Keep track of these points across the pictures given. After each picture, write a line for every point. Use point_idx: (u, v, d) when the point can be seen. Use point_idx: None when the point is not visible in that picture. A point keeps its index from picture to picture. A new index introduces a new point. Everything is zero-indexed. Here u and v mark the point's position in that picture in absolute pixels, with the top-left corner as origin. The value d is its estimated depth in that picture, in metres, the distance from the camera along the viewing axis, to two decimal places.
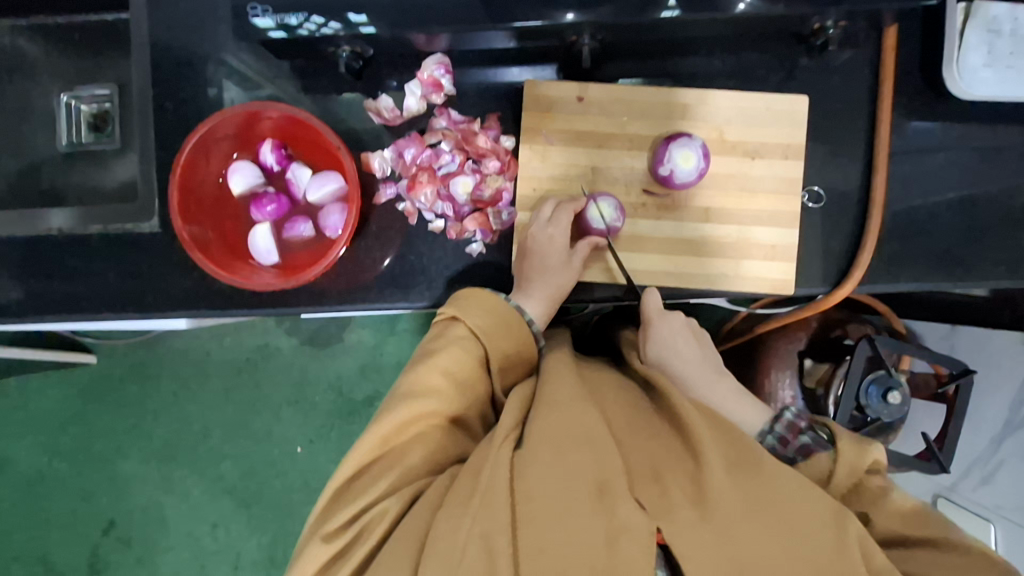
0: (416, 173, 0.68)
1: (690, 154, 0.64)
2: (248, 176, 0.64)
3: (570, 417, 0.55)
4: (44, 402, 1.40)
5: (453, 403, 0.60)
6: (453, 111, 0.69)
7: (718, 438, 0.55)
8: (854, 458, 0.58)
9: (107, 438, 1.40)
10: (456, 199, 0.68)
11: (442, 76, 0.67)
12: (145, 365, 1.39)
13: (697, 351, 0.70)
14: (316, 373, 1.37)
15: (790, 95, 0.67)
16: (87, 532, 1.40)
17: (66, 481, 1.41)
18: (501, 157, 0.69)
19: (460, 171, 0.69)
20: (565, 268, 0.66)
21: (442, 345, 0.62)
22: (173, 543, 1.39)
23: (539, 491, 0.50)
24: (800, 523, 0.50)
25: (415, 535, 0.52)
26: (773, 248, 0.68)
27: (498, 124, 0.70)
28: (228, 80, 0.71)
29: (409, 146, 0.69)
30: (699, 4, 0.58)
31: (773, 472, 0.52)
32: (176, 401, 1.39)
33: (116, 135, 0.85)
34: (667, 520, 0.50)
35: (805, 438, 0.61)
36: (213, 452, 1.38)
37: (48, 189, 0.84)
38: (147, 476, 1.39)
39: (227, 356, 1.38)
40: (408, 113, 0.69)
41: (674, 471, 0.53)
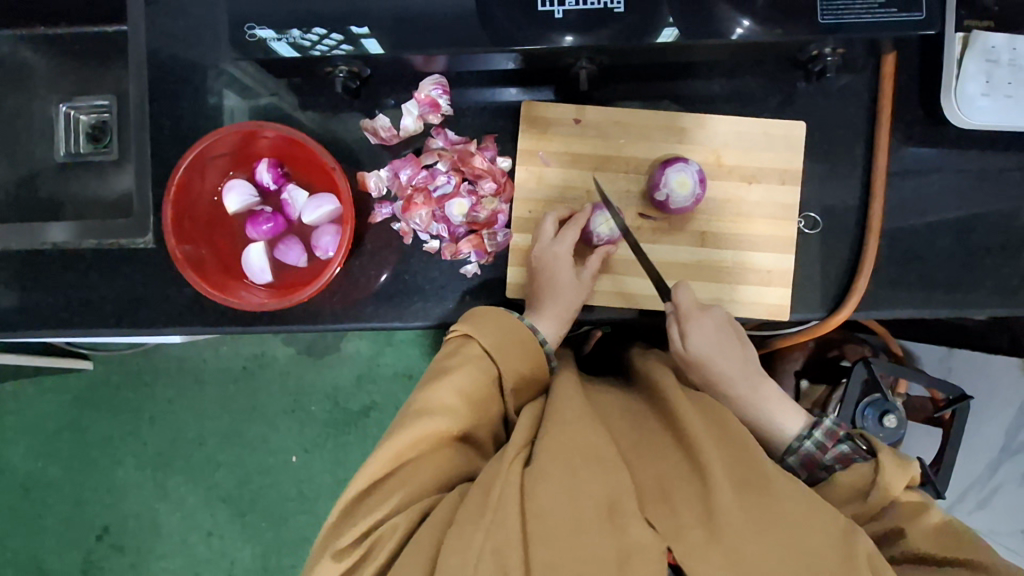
0: (411, 193, 0.68)
1: (686, 179, 0.64)
2: (244, 195, 0.64)
3: (580, 434, 0.54)
4: (38, 407, 1.40)
5: (466, 421, 0.60)
6: (449, 131, 0.69)
7: (727, 459, 0.54)
8: (899, 473, 0.59)
9: (102, 444, 1.39)
10: (452, 220, 0.68)
11: (439, 96, 0.67)
12: (141, 372, 1.38)
13: (736, 351, 0.65)
14: (313, 383, 1.36)
15: (787, 120, 0.67)
16: (80, 539, 1.40)
17: (60, 486, 1.40)
18: (497, 179, 0.68)
19: (455, 193, 0.68)
20: (579, 286, 0.66)
21: (456, 363, 0.61)
22: (167, 550, 1.39)
23: (549, 510, 0.50)
24: (812, 544, 0.50)
25: (426, 551, 0.51)
26: (770, 272, 0.68)
27: (495, 145, 0.69)
28: (230, 89, 0.71)
29: (405, 167, 0.68)
30: (699, 29, 0.60)
31: (782, 493, 0.52)
32: (172, 408, 1.38)
33: (115, 148, 0.85)
34: (677, 541, 0.50)
35: (844, 446, 0.63)
36: (207, 460, 1.38)
37: (46, 199, 0.84)
38: (141, 482, 1.39)
39: (224, 364, 1.37)
40: (405, 133, 0.68)
41: (684, 490, 0.53)
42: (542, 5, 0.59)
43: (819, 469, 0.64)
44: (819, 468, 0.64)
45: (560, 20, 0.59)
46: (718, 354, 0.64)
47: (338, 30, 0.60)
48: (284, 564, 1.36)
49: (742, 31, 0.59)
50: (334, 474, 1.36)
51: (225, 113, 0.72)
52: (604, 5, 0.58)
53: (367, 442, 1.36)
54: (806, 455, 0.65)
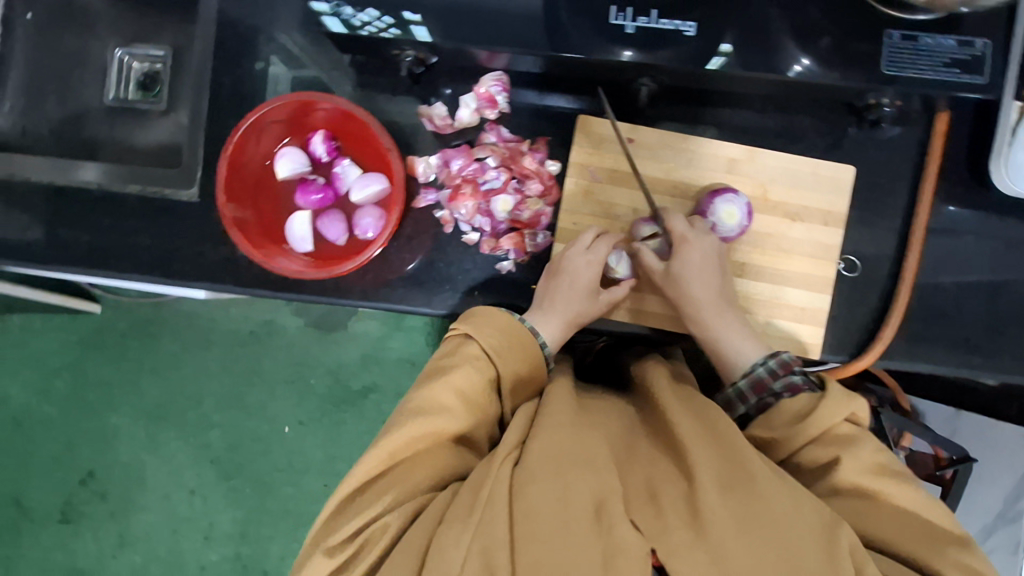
0: (460, 184, 0.69)
1: (734, 211, 0.66)
2: (296, 163, 0.65)
3: (570, 438, 0.58)
4: (42, 343, 1.40)
5: (464, 422, 0.61)
6: (503, 128, 0.70)
7: (715, 461, 0.56)
8: (841, 407, 0.58)
9: (100, 389, 1.40)
10: (495, 215, 0.69)
11: (498, 93, 0.68)
12: (151, 323, 1.40)
13: (716, 286, 0.66)
14: (317, 356, 1.39)
15: (837, 163, 0.68)
16: (64, 481, 1.41)
17: (52, 425, 1.41)
18: (544, 181, 0.69)
19: (503, 189, 0.69)
20: (592, 302, 0.67)
21: (454, 361, 0.63)
22: (150, 503, 1.40)
23: (535, 511, 0.53)
24: (795, 544, 0.52)
25: (419, 543, 0.54)
26: (803, 310, 0.68)
27: (546, 148, 0.70)
28: (276, 56, 0.72)
29: (456, 157, 0.69)
30: (755, 63, 0.61)
31: (765, 494, 0.54)
32: (176, 363, 1.40)
33: (165, 99, 0.87)
34: (662, 542, 0.52)
35: (796, 377, 0.62)
36: (203, 419, 1.40)
37: (90, 140, 0.86)
38: (133, 432, 1.40)
39: (233, 327, 1.39)
40: (459, 124, 0.69)
41: (669, 491, 0.55)
42: (614, 19, 0.60)
43: (766, 395, 0.63)
44: (766, 395, 0.63)
45: (628, 35, 0.60)
46: (698, 280, 0.65)
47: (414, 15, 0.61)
48: (262, 533, 1.38)
49: (800, 68, 0.61)
50: (325, 451, 1.38)
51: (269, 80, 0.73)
52: (676, 27, 0.59)
53: (362, 424, 1.37)
54: (760, 378, 0.63)
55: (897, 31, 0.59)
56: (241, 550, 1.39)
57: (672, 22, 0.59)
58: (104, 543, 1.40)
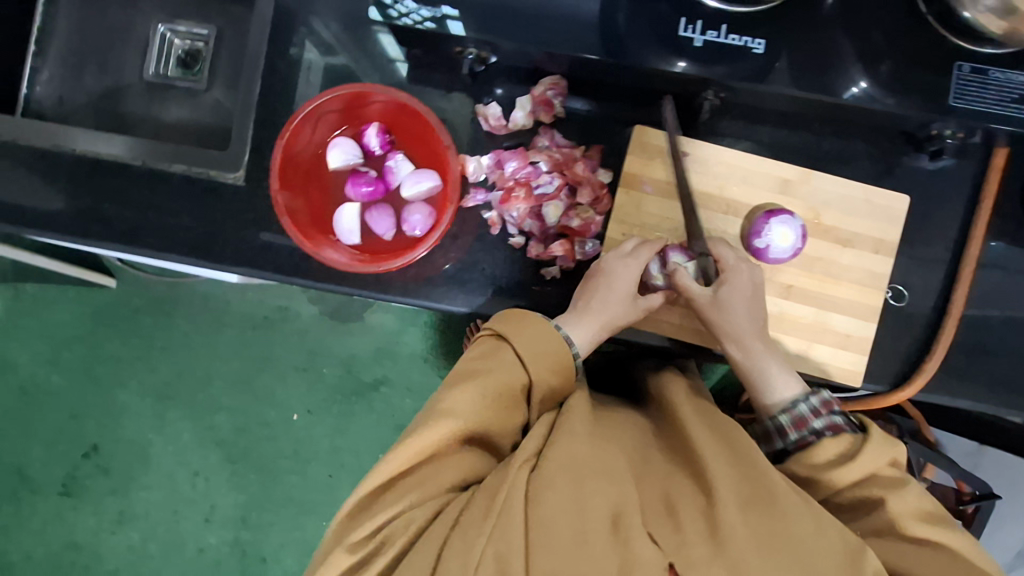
0: (512, 186, 0.72)
1: (789, 233, 0.66)
2: (349, 153, 0.67)
3: (590, 447, 0.57)
4: (54, 314, 1.39)
5: (489, 427, 0.61)
6: (557, 133, 0.73)
7: (735, 479, 0.56)
8: (885, 450, 0.59)
9: (109, 363, 1.39)
10: (545, 220, 0.72)
11: (554, 97, 0.72)
12: (165, 300, 1.39)
13: (756, 307, 0.66)
14: (330, 346, 1.38)
15: (891, 191, 0.69)
16: (67, 453, 1.40)
17: (59, 397, 1.40)
18: (595, 190, 0.72)
19: (554, 195, 0.72)
20: (628, 307, 0.67)
21: (486, 363, 0.63)
22: (152, 482, 1.39)
23: (550, 520, 0.52)
24: (814, 566, 0.52)
25: (432, 545, 0.53)
26: (848, 337, 0.68)
27: (598, 157, 0.74)
28: (310, 42, 0.75)
29: (511, 160, 0.72)
30: (812, 83, 0.63)
31: (788, 514, 0.54)
32: (188, 343, 1.39)
33: (206, 79, 0.86)
34: (681, 556, 0.52)
35: (837, 418, 0.62)
36: (211, 400, 1.39)
37: (126, 114, 0.85)
38: (140, 409, 1.39)
39: (248, 310, 1.39)
40: (514, 126, 0.73)
41: (688, 504, 0.55)
42: (683, 32, 0.61)
43: (805, 434, 0.62)
44: (805, 433, 0.62)
45: (698, 47, 0.61)
46: (740, 300, 0.65)
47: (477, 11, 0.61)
48: (263, 520, 1.38)
49: (857, 90, 0.63)
50: (332, 441, 1.37)
51: (303, 65, 0.76)
52: (745, 43, 0.61)
53: (372, 416, 1.37)
54: (802, 415, 0.63)
55: (966, 62, 0.59)
56: (240, 535, 1.38)
57: (741, 38, 0.61)
58: (103, 518, 1.40)
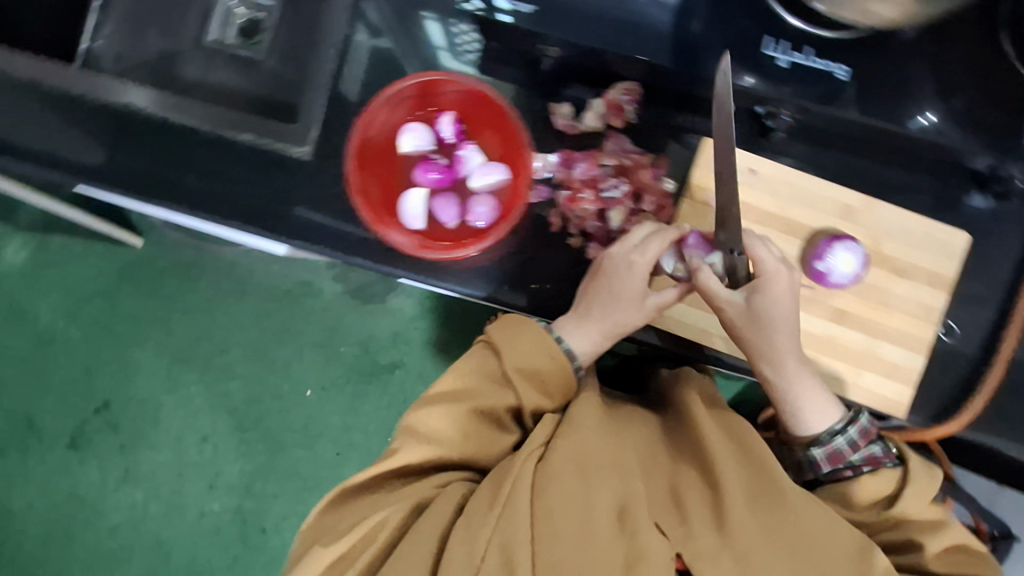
0: (579, 188, 0.81)
1: (851, 259, 0.71)
2: (422, 138, 0.80)
3: (593, 446, 0.69)
4: (77, 268, 1.39)
5: (467, 441, 0.74)
6: (624, 137, 0.81)
7: (745, 482, 0.69)
8: (922, 496, 0.70)
9: (128, 322, 1.40)
10: (608, 222, 0.81)
11: (626, 103, 0.79)
12: (188, 264, 1.39)
13: (790, 312, 0.69)
14: (350, 325, 1.38)
15: (951, 228, 0.73)
16: (78, 407, 1.40)
17: (75, 350, 1.40)
18: (658, 197, 0.80)
19: (620, 200, 0.81)
20: (639, 306, 0.76)
21: (474, 378, 0.75)
22: (160, 443, 1.40)
23: (552, 513, 0.63)
24: (818, 556, 0.65)
25: (437, 529, 0.66)
26: (896, 366, 0.74)
27: (666, 166, 0.81)
28: (361, 26, 0.83)
29: (581, 163, 0.81)
30: (876, 109, 0.64)
31: (794, 508, 0.66)
32: (208, 309, 1.39)
33: (268, 51, 0.86)
34: (686, 546, 0.65)
35: (875, 449, 0.73)
36: (226, 368, 1.39)
37: (183, 76, 0.85)
38: (155, 370, 1.40)
39: (270, 282, 1.39)
40: (584, 127, 0.81)
41: (694, 497, 0.68)
42: (769, 49, 0.62)
43: (844, 466, 0.73)
44: (843, 465, 0.73)
45: (780, 68, 0.63)
46: (780, 304, 0.68)
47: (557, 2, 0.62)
48: (267, 491, 1.38)
49: (922, 121, 0.65)
50: (343, 419, 1.38)
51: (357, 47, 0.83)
52: (830, 69, 0.62)
53: (384, 399, 1.37)
54: (838, 449, 0.73)
55: None
56: (243, 503, 1.39)
57: (827, 64, 0.62)
58: (109, 475, 1.40)
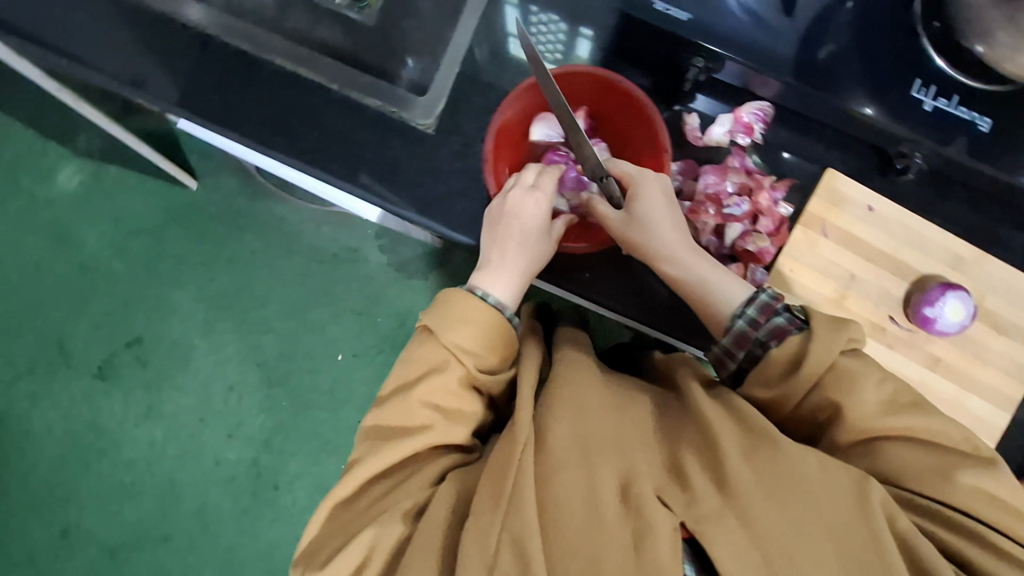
0: (702, 202, 0.75)
1: (959, 308, 0.70)
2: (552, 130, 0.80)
3: (579, 423, 0.63)
4: (129, 201, 1.39)
5: (444, 427, 0.68)
6: (747, 157, 0.77)
7: (739, 437, 0.60)
8: (830, 344, 0.60)
9: (171, 262, 1.39)
10: (724, 240, 0.75)
11: (757, 124, 0.74)
12: (240, 214, 1.39)
13: (676, 223, 0.71)
14: (391, 296, 1.38)
15: None
16: (111, 338, 1.40)
17: (115, 282, 1.40)
18: (774, 221, 0.75)
19: (739, 218, 0.75)
20: (543, 240, 0.75)
21: (422, 357, 0.70)
22: (187, 386, 1.40)
23: (558, 502, 0.58)
24: (833, 520, 0.55)
25: (487, 502, 0.59)
26: (981, 420, 0.73)
27: (784, 191, 0.76)
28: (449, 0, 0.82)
29: (710, 175, 0.75)
30: (992, 156, 0.65)
31: (795, 461, 0.57)
32: (253, 261, 1.39)
33: (377, 15, 0.82)
34: (690, 515, 0.57)
35: (778, 319, 0.64)
36: (262, 321, 1.39)
37: (287, 30, 0.82)
38: (191, 314, 1.40)
39: (317, 243, 1.39)
40: (710, 141, 0.76)
41: (689, 454, 0.61)
42: (916, 93, 0.64)
43: (755, 346, 0.65)
44: (754, 344, 0.65)
45: (925, 111, 0.64)
46: (663, 222, 0.70)
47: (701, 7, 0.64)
48: (286, 448, 1.38)
49: None
50: (371, 388, 1.38)
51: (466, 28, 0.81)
52: (972, 118, 0.64)
53: None
54: (740, 333, 0.66)
55: None
56: (260, 457, 1.39)
57: (969, 113, 0.64)
58: (132, 410, 1.40)
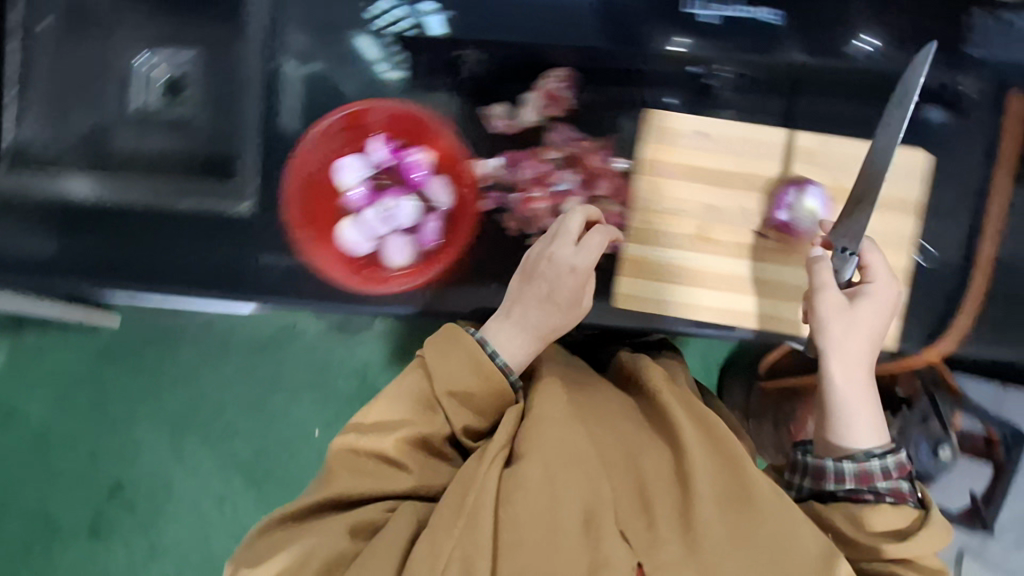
0: (530, 187, 0.88)
1: (813, 205, 0.84)
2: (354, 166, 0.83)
3: (563, 435, 0.68)
4: (59, 359, 1.37)
5: (409, 477, 0.68)
6: (570, 129, 0.89)
7: (717, 479, 0.67)
8: (934, 537, 0.66)
9: (120, 402, 1.38)
10: (566, 215, 0.88)
11: (560, 91, 0.87)
12: (167, 331, 1.37)
13: (870, 334, 0.72)
14: (340, 358, 1.37)
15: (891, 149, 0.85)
16: (90, 495, 1.38)
17: (74, 442, 1.38)
18: (610, 178, 0.88)
19: (572, 190, 0.88)
20: (573, 309, 0.76)
21: (412, 382, 0.72)
22: (178, 513, 1.38)
23: (519, 521, 0.62)
24: (790, 551, 0.62)
25: (439, 526, 0.61)
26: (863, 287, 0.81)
27: (612, 149, 0.88)
28: (296, 56, 0.86)
29: (527, 161, 0.88)
30: None
31: (766, 513, 0.64)
32: (196, 374, 1.37)
33: (192, 107, 0.85)
34: (650, 557, 0.63)
35: (904, 485, 0.68)
36: (227, 426, 1.38)
37: (112, 153, 0.83)
38: (157, 445, 1.38)
39: (250, 333, 1.37)
40: (521, 122, 0.88)
41: (663, 505, 0.66)
42: None
43: (865, 489, 0.68)
44: (866, 488, 0.68)
45: None
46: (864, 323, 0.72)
47: None
48: None
49: None
50: None
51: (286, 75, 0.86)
52: None
53: None
54: (868, 471, 0.68)
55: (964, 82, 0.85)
56: None
57: None
58: (136, 554, 1.38)
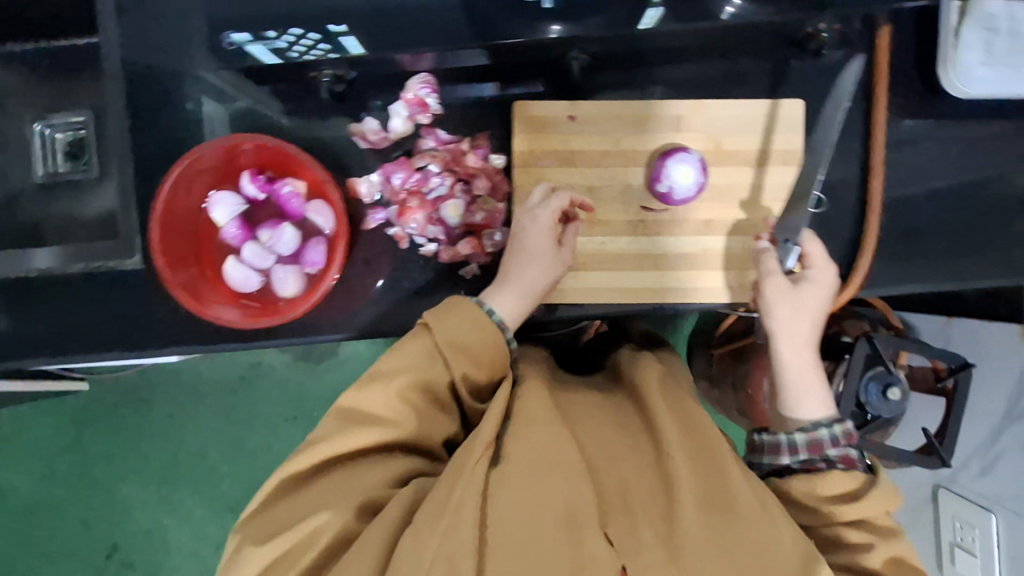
0: (405, 198, 0.82)
1: (687, 171, 0.78)
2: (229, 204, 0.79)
3: (548, 435, 0.64)
4: (36, 430, 1.38)
5: (412, 425, 0.67)
6: (439, 131, 0.83)
7: (698, 483, 0.63)
8: (884, 501, 0.65)
9: (103, 464, 1.38)
10: (446, 221, 0.82)
11: (426, 96, 0.80)
12: (137, 387, 1.38)
13: (811, 320, 0.73)
14: (311, 388, 1.37)
15: (791, 100, 0.81)
16: (88, 559, 1.39)
17: (64, 510, 1.39)
18: (490, 175, 0.83)
19: (449, 194, 0.82)
20: (554, 257, 0.76)
21: (408, 352, 0.68)
22: (177, 564, 1.39)
23: (503, 519, 0.58)
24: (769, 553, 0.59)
25: (422, 527, 0.57)
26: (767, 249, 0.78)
27: (486, 143, 0.83)
28: (205, 95, 0.82)
29: (398, 172, 0.82)
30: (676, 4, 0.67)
31: (745, 518, 0.60)
32: (172, 425, 1.38)
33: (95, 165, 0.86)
34: (632, 561, 0.59)
35: (852, 453, 0.68)
36: (211, 471, 1.38)
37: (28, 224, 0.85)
38: (146, 500, 1.39)
39: (219, 376, 1.37)
40: (394, 134, 0.82)
41: (646, 510, 0.62)
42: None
43: (817, 461, 0.68)
44: (818, 459, 0.68)
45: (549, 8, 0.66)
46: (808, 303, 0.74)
47: (316, 22, 0.67)
48: None
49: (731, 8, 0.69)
50: None
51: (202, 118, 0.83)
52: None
53: None
54: (818, 442, 0.68)
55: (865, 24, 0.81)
56: None
57: None
58: None
